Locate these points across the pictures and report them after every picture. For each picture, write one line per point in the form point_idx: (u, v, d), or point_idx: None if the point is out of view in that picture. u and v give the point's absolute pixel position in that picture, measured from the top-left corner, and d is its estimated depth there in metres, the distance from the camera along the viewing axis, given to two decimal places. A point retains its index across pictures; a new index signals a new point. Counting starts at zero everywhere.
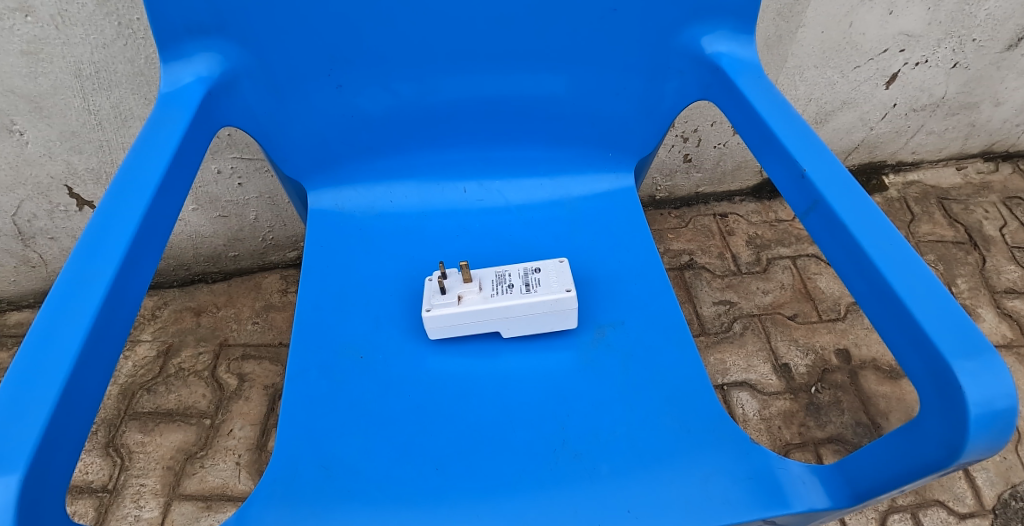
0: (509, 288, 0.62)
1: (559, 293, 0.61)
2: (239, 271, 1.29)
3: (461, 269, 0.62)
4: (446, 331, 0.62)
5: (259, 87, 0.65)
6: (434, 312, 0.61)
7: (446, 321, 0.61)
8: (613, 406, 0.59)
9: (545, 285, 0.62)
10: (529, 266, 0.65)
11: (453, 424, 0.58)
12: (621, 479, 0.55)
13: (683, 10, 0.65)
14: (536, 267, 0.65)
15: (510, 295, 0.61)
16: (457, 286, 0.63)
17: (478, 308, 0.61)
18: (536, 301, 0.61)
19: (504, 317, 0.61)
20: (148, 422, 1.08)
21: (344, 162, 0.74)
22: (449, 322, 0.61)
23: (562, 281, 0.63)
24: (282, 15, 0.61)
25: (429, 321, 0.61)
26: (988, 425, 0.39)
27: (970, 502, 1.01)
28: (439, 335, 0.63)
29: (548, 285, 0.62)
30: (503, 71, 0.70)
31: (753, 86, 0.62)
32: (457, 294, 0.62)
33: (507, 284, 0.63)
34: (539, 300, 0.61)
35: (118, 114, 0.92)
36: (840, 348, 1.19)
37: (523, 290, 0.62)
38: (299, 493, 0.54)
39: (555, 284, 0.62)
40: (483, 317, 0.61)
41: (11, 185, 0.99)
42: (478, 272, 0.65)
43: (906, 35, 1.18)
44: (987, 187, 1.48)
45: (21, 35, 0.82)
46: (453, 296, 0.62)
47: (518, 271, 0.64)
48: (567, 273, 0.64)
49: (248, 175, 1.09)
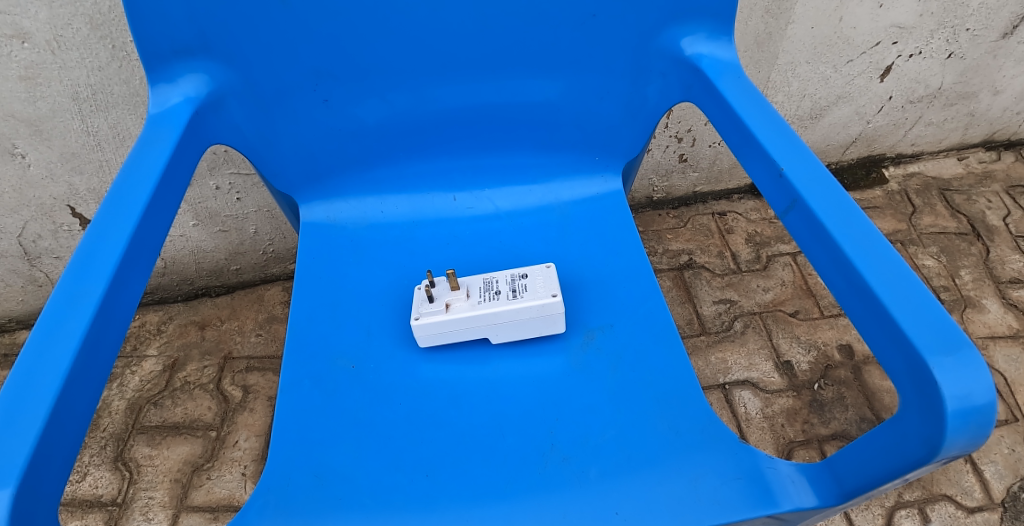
0: (496, 295, 0.63)
1: (546, 299, 0.62)
2: (242, 284, 1.30)
3: (448, 277, 0.63)
4: (436, 339, 0.63)
5: (246, 105, 0.67)
6: (422, 320, 0.61)
7: (435, 328, 0.62)
8: (601, 409, 0.60)
9: (532, 290, 0.63)
10: (516, 272, 0.66)
11: (444, 431, 0.59)
12: (609, 482, 0.55)
13: (661, 12, 0.65)
14: (523, 273, 0.65)
15: (497, 302, 0.62)
16: (445, 293, 0.64)
17: (466, 316, 0.61)
18: (522, 307, 0.61)
19: (491, 324, 0.62)
20: (155, 436, 1.10)
21: (334, 176, 0.75)
22: (438, 330, 0.62)
23: (549, 286, 0.63)
24: (267, 32, 0.63)
25: (418, 329, 0.62)
26: (967, 420, 0.39)
27: (979, 496, 1.00)
28: (429, 342, 0.63)
29: (535, 291, 0.63)
30: (488, 79, 0.71)
31: (733, 86, 0.62)
32: (445, 302, 0.63)
33: (494, 290, 0.64)
34: (525, 306, 0.61)
35: (116, 134, 0.94)
36: (843, 343, 1.18)
37: (510, 296, 0.63)
38: (291, 502, 0.54)
39: (541, 289, 0.63)
40: (472, 324, 0.62)
41: (16, 206, 1.01)
42: (466, 280, 0.65)
43: (899, 27, 1.18)
44: (989, 176, 1.47)
45: (19, 61, 0.84)
46: (441, 304, 0.63)
47: (505, 278, 0.65)
48: (554, 278, 0.64)
49: (246, 189, 1.10)
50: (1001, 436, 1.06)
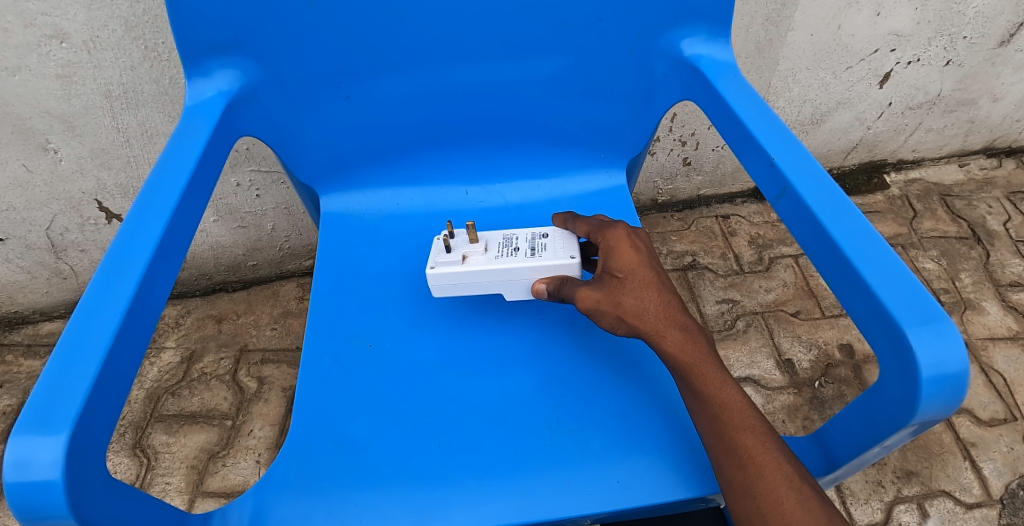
0: (513, 252, 0.66)
1: (562, 258, 0.64)
2: (258, 279, 1.34)
3: (468, 230, 0.66)
4: (451, 288, 0.66)
5: (275, 100, 0.71)
6: (439, 269, 0.64)
7: (451, 278, 0.65)
8: (604, 386, 0.63)
9: (548, 250, 0.65)
10: (535, 232, 0.68)
11: (455, 404, 0.63)
12: (611, 454, 0.58)
13: (663, 16, 0.69)
14: (542, 234, 0.68)
15: (514, 258, 0.65)
16: (463, 246, 0.67)
17: (483, 268, 0.64)
18: (538, 265, 0.64)
19: (506, 279, 0.65)
20: (173, 424, 1.13)
21: (353, 168, 0.79)
22: (453, 280, 0.65)
23: (567, 247, 0.65)
24: (294, 33, 0.67)
25: (434, 278, 0.65)
26: (940, 385, 0.42)
27: (977, 492, 1.02)
28: (444, 292, 0.66)
29: (552, 251, 0.65)
30: (500, 78, 0.75)
31: (731, 85, 0.66)
32: (462, 254, 0.66)
33: (513, 247, 0.66)
34: (541, 264, 0.64)
35: (144, 131, 0.99)
36: (844, 343, 1.21)
37: (527, 254, 0.65)
38: (312, 467, 0.58)
39: (558, 249, 0.65)
40: (487, 277, 0.65)
41: (46, 200, 1.05)
42: (485, 236, 0.68)
43: (896, 35, 1.21)
44: (990, 182, 1.50)
45: (56, 60, 0.88)
46: (458, 255, 0.66)
47: (524, 236, 0.68)
48: (572, 241, 0.67)
49: (266, 186, 1.15)
50: (1000, 434, 1.08)
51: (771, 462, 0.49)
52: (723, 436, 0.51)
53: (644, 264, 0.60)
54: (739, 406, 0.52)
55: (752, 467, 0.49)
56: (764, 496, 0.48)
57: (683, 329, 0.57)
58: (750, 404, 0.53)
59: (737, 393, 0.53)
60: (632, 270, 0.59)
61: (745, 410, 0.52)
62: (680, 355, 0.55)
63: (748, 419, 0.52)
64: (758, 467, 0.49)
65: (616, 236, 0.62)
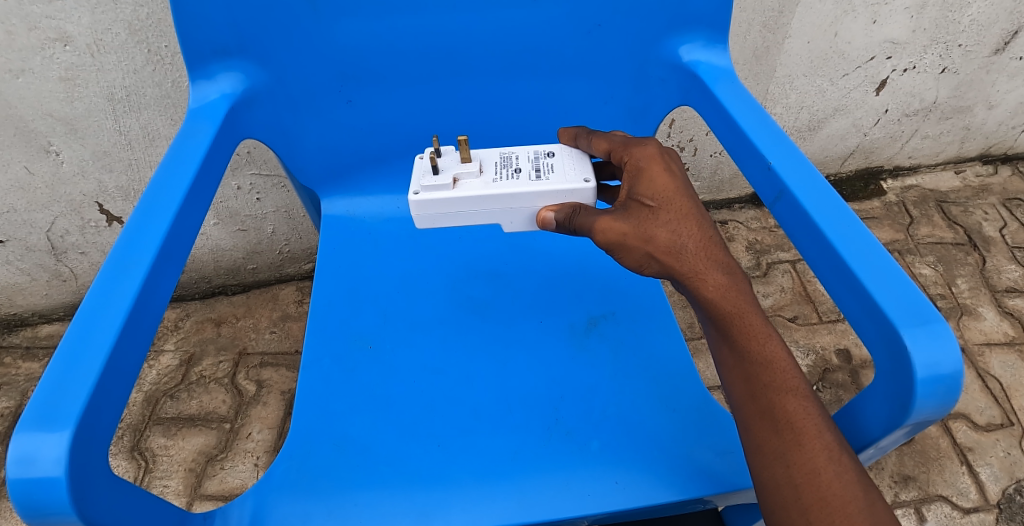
0: (509, 174, 0.62)
1: (565, 179, 0.61)
2: (258, 283, 1.35)
3: (459, 147, 0.62)
4: (442, 211, 0.62)
5: (277, 103, 0.71)
6: (428, 190, 0.60)
7: (442, 200, 0.61)
8: (603, 388, 0.63)
9: (549, 172, 0.62)
10: (533, 155, 0.65)
11: (454, 405, 0.63)
12: (609, 455, 0.59)
13: (661, 23, 0.70)
14: (541, 157, 0.64)
15: (511, 180, 0.61)
16: (452, 167, 0.63)
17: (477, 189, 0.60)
18: (538, 187, 0.60)
19: (502, 200, 0.61)
20: (171, 427, 1.13)
21: (354, 172, 0.80)
22: (444, 202, 0.61)
23: (570, 168, 0.62)
24: (297, 37, 0.67)
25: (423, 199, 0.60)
26: (934, 386, 0.43)
27: (975, 497, 1.03)
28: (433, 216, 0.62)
29: (553, 172, 0.62)
30: (500, 83, 0.76)
31: (728, 91, 0.67)
32: (452, 175, 0.62)
33: (512, 169, 0.63)
34: (541, 185, 0.60)
35: (146, 134, 0.99)
36: (841, 348, 1.21)
37: (525, 176, 0.62)
38: (312, 467, 0.58)
39: (560, 171, 0.62)
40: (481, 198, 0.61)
41: (47, 202, 1.06)
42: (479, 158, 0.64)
43: (892, 43, 1.22)
44: (986, 189, 1.51)
45: (60, 63, 0.89)
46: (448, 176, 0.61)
47: (520, 160, 0.64)
48: (574, 162, 0.63)
49: (266, 190, 1.15)
50: (997, 439, 1.08)
51: (810, 430, 0.46)
52: (760, 397, 0.48)
53: (680, 192, 0.55)
54: (784, 364, 0.49)
55: (790, 433, 0.46)
56: (798, 466, 0.45)
57: (727, 272, 0.53)
58: (794, 362, 0.49)
59: (782, 349, 0.50)
60: (667, 199, 0.55)
61: (788, 368, 0.49)
62: (721, 301, 0.52)
63: (791, 379, 0.48)
64: (797, 434, 0.46)
65: (646, 156, 0.57)
